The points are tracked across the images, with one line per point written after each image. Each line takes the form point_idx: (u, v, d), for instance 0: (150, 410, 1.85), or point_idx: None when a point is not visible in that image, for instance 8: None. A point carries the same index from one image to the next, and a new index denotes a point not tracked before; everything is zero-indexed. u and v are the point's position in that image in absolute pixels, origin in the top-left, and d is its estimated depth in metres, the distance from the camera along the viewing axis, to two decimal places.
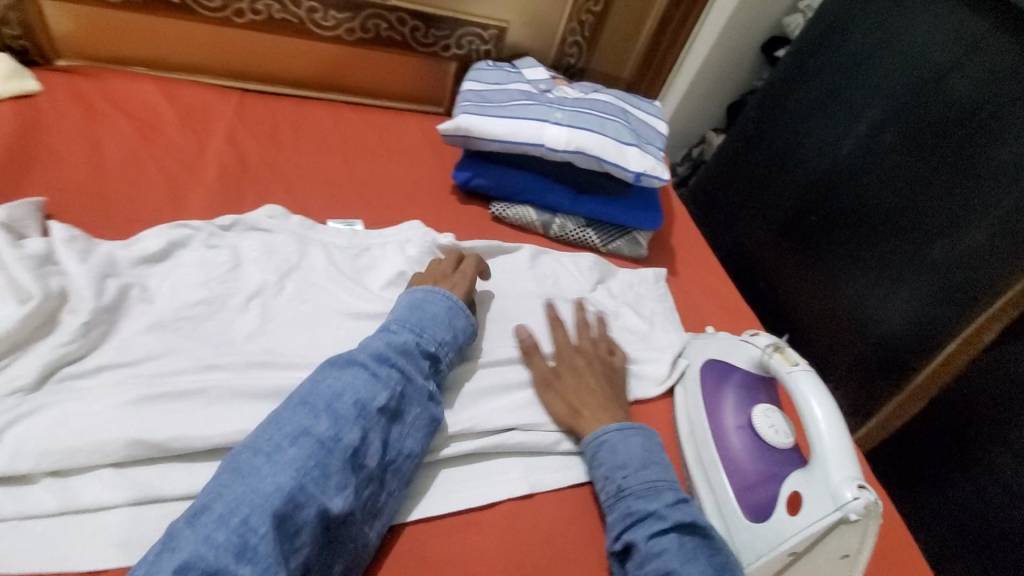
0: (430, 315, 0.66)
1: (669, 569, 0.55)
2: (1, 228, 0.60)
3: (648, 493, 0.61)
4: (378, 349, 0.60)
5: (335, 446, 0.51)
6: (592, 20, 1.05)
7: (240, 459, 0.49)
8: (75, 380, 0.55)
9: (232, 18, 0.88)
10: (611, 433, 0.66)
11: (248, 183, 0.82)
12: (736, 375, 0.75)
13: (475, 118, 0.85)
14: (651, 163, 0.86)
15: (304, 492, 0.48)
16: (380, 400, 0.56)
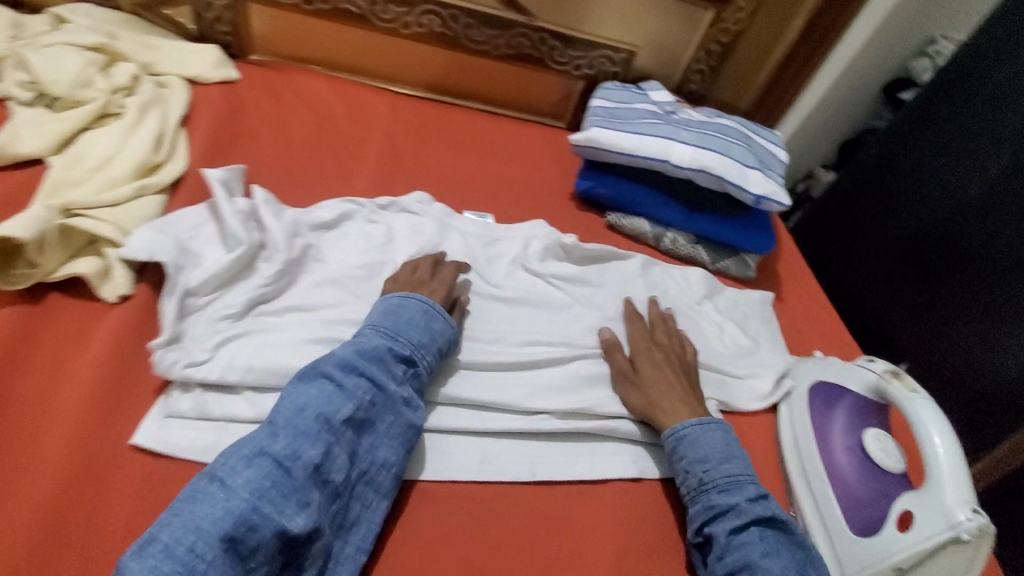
0: (404, 322, 0.66)
1: (749, 560, 0.59)
2: (219, 185, 0.73)
3: (730, 487, 0.64)
4: (345, 359, 0.59)
5: (293, 464, 0.51)
6: (719, 50, 1.10)
7: (195, 485, 0.49)
8: (268, 316, 0.65)
9: (399, 29, 1.01)
10: (690, 427, 0.69)
11: (401, 173, 0.92)
12: (848, 399, 0.77)
13: (606, 131, 0.91)
14: (772, 188, 0.89)
15: (263, 512, 0.48)
16: (344, 412, 0.56)
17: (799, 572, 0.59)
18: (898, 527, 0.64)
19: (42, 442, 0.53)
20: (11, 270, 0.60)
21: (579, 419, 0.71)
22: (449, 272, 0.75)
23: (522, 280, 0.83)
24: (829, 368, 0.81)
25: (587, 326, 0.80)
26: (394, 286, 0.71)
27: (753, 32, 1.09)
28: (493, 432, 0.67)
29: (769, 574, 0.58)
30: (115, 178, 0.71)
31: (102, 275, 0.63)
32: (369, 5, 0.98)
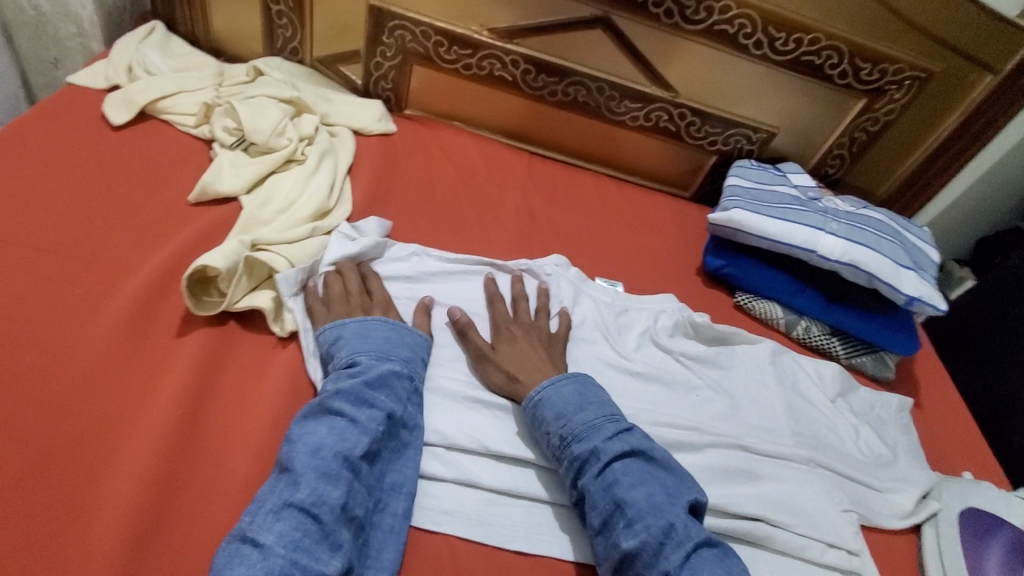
0: (383, 340, 0.66)
1: (618, 499, 0.57)
2: (347, 230, 0.79)
3: (589, 432, 0.62)
4: (353, 393, 0.60)
5: (321, 511, 0.51)
6: (864, 138, 1.08)
7: (228, 551, 0.48)
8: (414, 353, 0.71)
9: (546, 96, 1.06)
10: (544, 390, 0.66)
11: (535, 231, 0.96)
12: (1005, 533, 0.71)
13: (749, 214, 0.90)
14: (928, 291, 0.85)
15: (302, 564, 0.48)
16: (359, 447, 0.56)
17: (672, 496, 0.59)
18: None
19: (227, 469, 0.57)
20: (205, 296, 0.68)
21: (713, 517, 0.67)
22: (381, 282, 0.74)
23: (651, 356, 0.83)
24: (987, 494, 0.76)
25: (715, 412, 0.78)
26: (344, 306, 0.69)
27: (903, 123, 1.06)
28: None
29: (636, 506, 0.57)
30: (296, 219, 0.78)
31: (275, 309, 0.69)
32: (522, 73, 1.04)
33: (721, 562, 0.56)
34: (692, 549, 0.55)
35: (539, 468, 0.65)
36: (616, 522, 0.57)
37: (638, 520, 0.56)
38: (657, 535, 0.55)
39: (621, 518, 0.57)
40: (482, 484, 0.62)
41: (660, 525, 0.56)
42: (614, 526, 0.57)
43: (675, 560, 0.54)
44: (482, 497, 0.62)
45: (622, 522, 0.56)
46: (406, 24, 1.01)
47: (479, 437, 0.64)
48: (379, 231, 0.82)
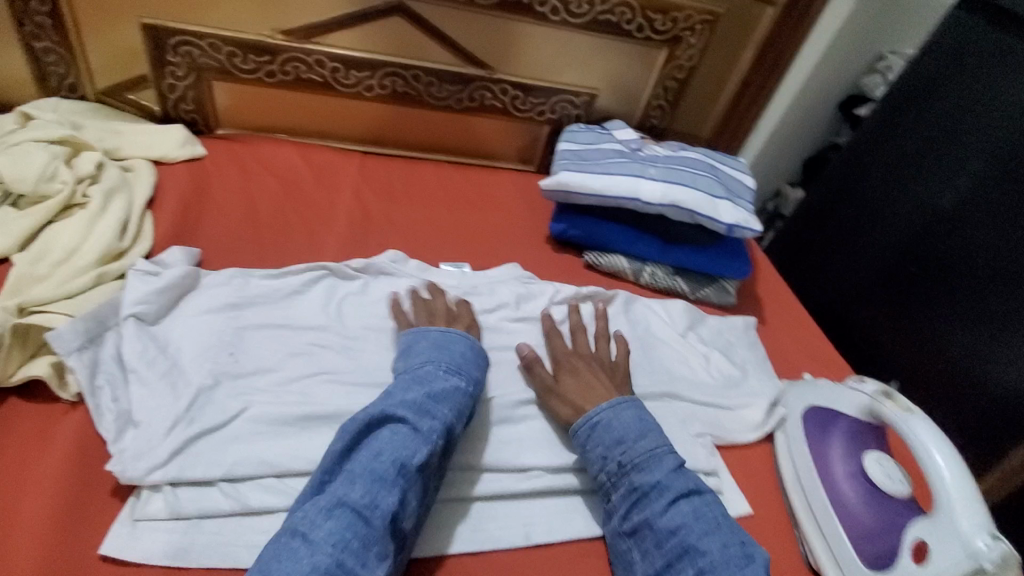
0: (461, 356, 0.67)
1: (688, 545, 0.57)
2: (150, 264, 0.72)
3: (649, 463, 0.63)
4: (416, 403, 0.60)
5: (372, 514, 0.52)
6: (676, 85, 1.14)
7: (278, 543, 0.50)
8: (234, 379, 0.65)
9: (362, 92, 1.03)
10: (604, 411, 0.66)
11: (372, 229, 0.93)
12: (843, 421, 0.72)
13: (575, 175, 0.93)
14: (743, 216, 0.90)
15: (348, 566, 0.49)
16: (420, 457, 0.56)
17: (743, 549, 0.57)
18: (914, 559, 0.58)
19: (10, 563, 0.49)
20: None
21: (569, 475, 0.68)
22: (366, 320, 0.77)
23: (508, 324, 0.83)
24: (821, 389, 0.77)
25: None
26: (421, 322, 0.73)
27: (707, 65, 1.12)
28: (481, 494, 0.64)
29: (709, 557, 0.56)
30: (79, 266, 0.70)
31: (60, 374, 0.61)
32: (331, 73, 1.00)
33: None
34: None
35: None
36: (683, 567, 0.56)
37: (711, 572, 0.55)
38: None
39: (692, 567, 0.56)
40: None
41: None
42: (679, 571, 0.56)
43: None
44: None
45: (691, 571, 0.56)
46: (191, 39, 0.94)
47: (313, 455, 0.59)
48: (188, 259, 0.76)
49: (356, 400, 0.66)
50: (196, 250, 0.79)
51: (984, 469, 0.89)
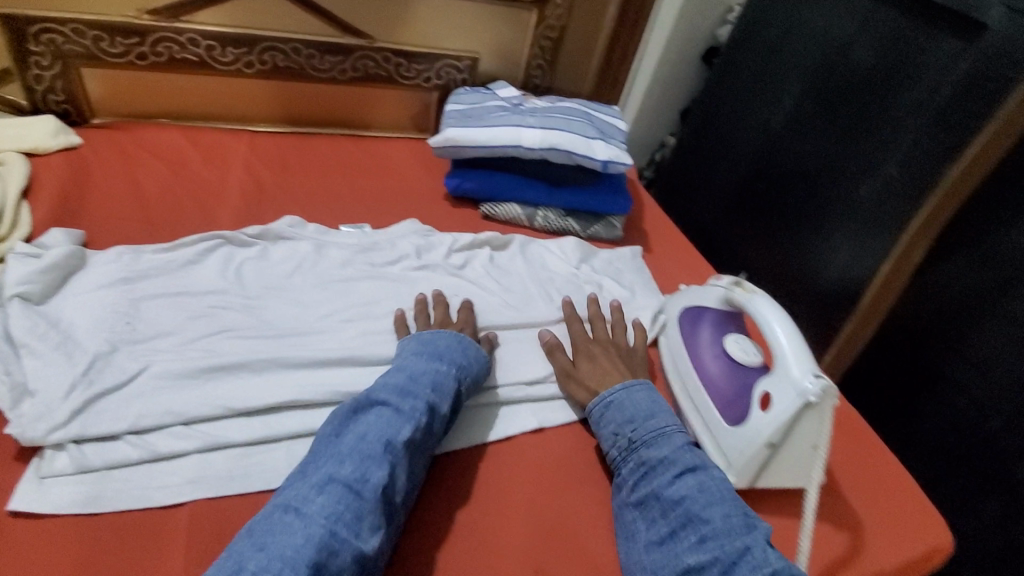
0: (443, 346, 0.70)
1: (692, 514, 0.60)
2: (30, 247, 0.72)
3: (658, 440, 0.67)
4: (399, 387, 0.64)
5: (363, 487, 0.54)
6: (551, 45, 1.21)
7: (271, 517, 0.51)
8: (132, 344, 0.66)
9: (243, 69, 1.04)
10: (617, 393, 0.71)
11: (267, 200, 0.95)
12: (709, 314, 0.82)
13: (460, 129, 0.99)
14: (615, 152, 1.00)
15: (341, 536, 0.51)
16: (404, 434, 0.59)
17: (745, 518, 0.60)
18: (760, 407, 0.68)
19: None
20: None
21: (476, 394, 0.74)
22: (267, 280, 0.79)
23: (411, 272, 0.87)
24: (687, 296, 0.87)
25: (478, 308, 0.84)
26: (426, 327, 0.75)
27: (576, 23, 1.20)
28: None
29: (710, 524, 0.59)
30: None
31: None
32: (207, 51, 1.00)
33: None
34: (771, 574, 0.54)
35: (298, 407, 0.65)
36: (686, 534, 0.59)
37: (712, 539, 0.58)
38: (731, 554, 0.56)
39: (695, 533, 0.59)
40: (229, 441, 0.60)
41: (737, 546, 0.56)
42: (682, 539, 0.59)
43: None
44: (232, 455, 0.60)
45: (694, 538, 0.59)
46: (52, 25, 0.91)
47: (219, 400, 0.62)
48: (72, 240, 0.76)
49: (261, 350, 0.68)
50: (79, 232, 0.78)
51: (828, 345, 1.02)
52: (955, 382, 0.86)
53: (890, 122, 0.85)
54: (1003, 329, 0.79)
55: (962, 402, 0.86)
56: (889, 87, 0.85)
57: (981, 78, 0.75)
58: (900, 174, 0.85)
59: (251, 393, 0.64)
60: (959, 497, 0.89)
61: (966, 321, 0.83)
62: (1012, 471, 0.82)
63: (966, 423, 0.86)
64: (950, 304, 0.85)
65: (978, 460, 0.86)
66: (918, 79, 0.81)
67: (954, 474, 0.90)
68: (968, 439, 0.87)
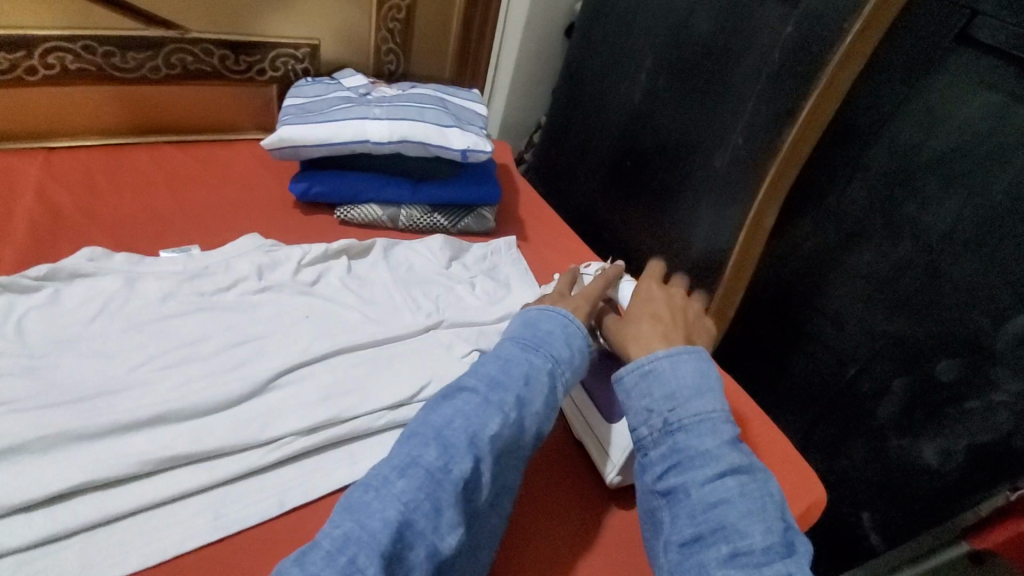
0: (544, 333, 0.64)
1: (726, 522, 0.51)
2: None
3: (702, 428, 0.57)
4: (491, 376, 0.59)
5: (445, 477, 0.50)
6: (400, 26, 1.12)
7: (352, 496, 0.49)
8: None
9: (24, 76, 0.86)
10: (662, 361, 0.61)
11: (64, 231, 0.79)
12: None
13: (297, 127, 0.88)
14: (473, 139, 0.93)
15: (413, 530, 0.47)
16: (492, 427, 0.55)
17: (784, 540, 0.51)
18: None
19: None
20: None
21: (333, 428, 0.64)
22: (61, 331, 0.66)
23: (251, 297, 0.76)
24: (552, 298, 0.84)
25: (332, 329, 0.75)
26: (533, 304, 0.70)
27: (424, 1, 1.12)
28: (224, 479, 0.58)
29: (749, 540, 0.50)
30: None
31: None
32: None
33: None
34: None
35: (92, 490, 0.54)
36: (716, 543, 0.50)
37: (747, 555, 0.49)
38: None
39: (726, 544, 0.50)
40: (4, 549, 0.49)
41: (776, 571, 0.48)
42: (710, 547, 0.50)
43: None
44: (6, 563, 0.49)
45: (724, 549, 0.50)
46: None
47: None
48: None
49: (47, 423, 0.56)
50: None
51: None
52: (814, 336, 0.91)
53: (734, 91, 0.80)
54: (849, 284, 0.85)
55: (825, 354, 0.91)
56: (730, 53, 0.80)
57: (809, 42, 0.70)
58: (745, 143, 0.79)
59: (30, 480, 0.52)
60: (829, 443, 0.96)
61: (822, 278, 0.88)
62: (872, 413, 0.88)
63: (833, 375, 0.91)
64: (808, 262, 0.89)
65: (846, 407, 0.91)
66: (753, 44, 0.76)
67: (823, 421, 0.96)
68: (836, 389, 0.92)
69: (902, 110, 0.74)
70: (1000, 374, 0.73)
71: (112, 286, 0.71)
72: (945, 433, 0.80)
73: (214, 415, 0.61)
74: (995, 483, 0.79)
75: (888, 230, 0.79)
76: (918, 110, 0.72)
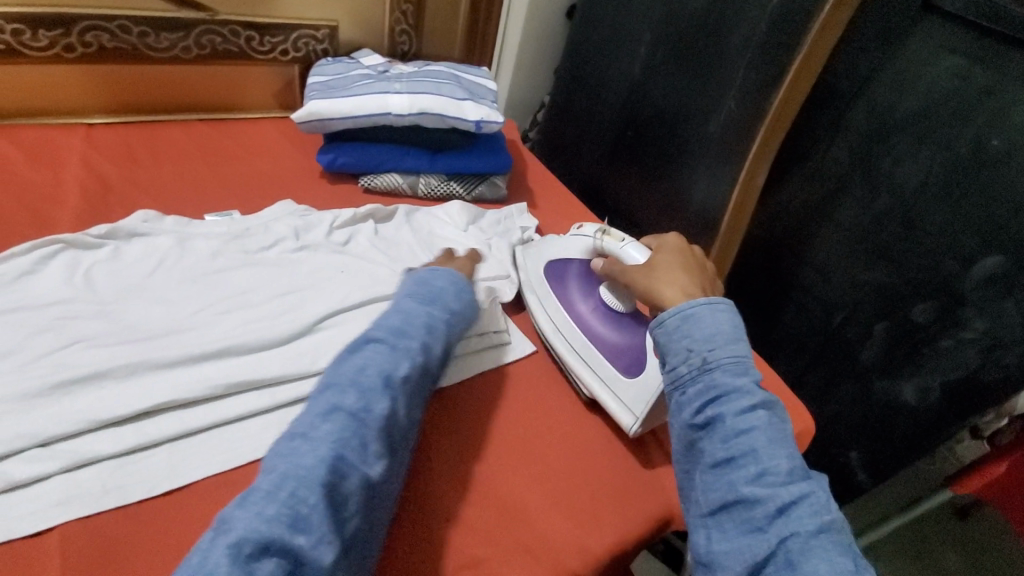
0: (436, 289, 0.73)
1: (756, 448, 0.54)
2: None
3: (736, 367, 0.58)
4: (395, 328, 0.66)
5: (365, 416, 0.57)
6: (412, 9, 1.19)
7: (282, 446, 0.53)
8: None
9: (63, 53, 0.92)
10: (701, 307, 0.61)
11: (115, 198, 0.86)
12: (572, 267, 0.87)
13: (324, 101, 0.95)
14: (486, 111, 1.00)
15: (347, 459, 0.53)
16: (401, 370, 0.62)
17: (804, 465, 0.54)
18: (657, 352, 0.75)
19: None
20: None
21: None
22: (125, 280, 0.72)
23: (292, 255, 0.83)
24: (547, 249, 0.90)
25: (367, 282, 0.82)
26: (423, 265, 0.79)
27: None
28: (284, 402, 0.66)
29: (774, 465, 0.53)
30: None
31: None
32: (14, 36, 0.87)
33: (848, 547, 0.49)
34: (827, 522, 0.50)
35: (171, 410, 0.61)
36: (745, 465, 0.53)
37: (774, 476, 0.52)
38: (793, 495, 0.51)
39: (755, 466, 0.53)
40: (102, 455, 0.56)
41: (801, 489, 0.51)
42: (739, 469, 0.54)
43: (808, 523, 0.50)
44: (104, 469, 0.56)
45: (753, 470, 0.53)
46: None
47: (81, 415, 0.57)
48: None
49: (128, 355, 0.63)
50: None
51: None
52: (804, 289, 1.00)
53: (726, 61, 0.87)
54: (835, 239, 0.93)
55: (813, 304, 0.99)
56: (724, 26, 0.87)
57: (792, 11, 0.77)
58: (738, 107, 0.86)
59: (118, 401, 0.59)
60: (819, 386, 1.05)
61: (809, 230, 0.95)
62: (856, 355, 0.97)
63: (820, 322, 1.00)
64: (796, 219, 0.97)
65: (833, 351, 1.00)
66: (742, 17, 0.84)
67: (813, 366, 1.04)
68: (825, 335, 1.00)
69: (878, 75, 0.82)
70: (968, 313, 0.81)
71: (167, 243, 0.78)
72: (921, 372, 0.89)
73: (270, 350, 0.69)
74: (963, 419, 0.87)
75: (867, 184, 0.87)
76: (891, 73, 0.81)
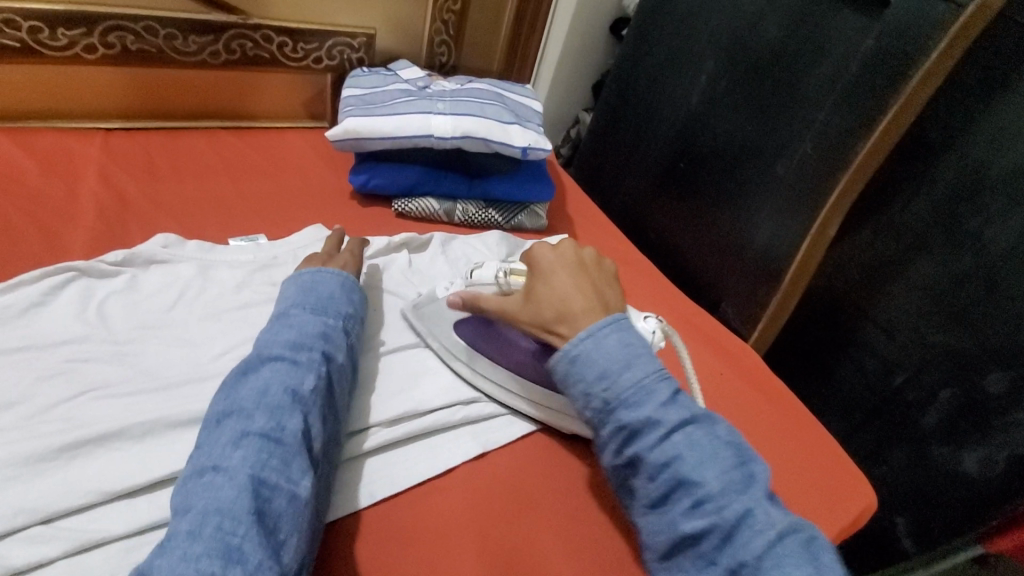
0: (326, 296, 0.67)
1: (682, 478, 0.52)
2: None
3: (639, 396, 0.54)
4: (290, 342, 0.59)
5: (281, 434, 0.51)
6: (454, 19, 1.12)
7: (190, 485, 0.47)
8: None
9: (83, 54, 0.85)
10: (582, 344, 0.57)
11: (133, 217, 0.79)
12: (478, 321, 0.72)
13: (361, 119, 0.88)
14: (534, 137, 0.93)
15: (272, 480, 0.48)
16: (309, 383, 0.56)
17: (741, 473, 0.52)
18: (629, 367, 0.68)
19: None
20: None
21: (407, 424, 0.65)
22: (142, 316, 0.66)
23: None
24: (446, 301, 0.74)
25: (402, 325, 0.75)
26: (303, 267, 0.72)
27: None
28: None
29: (705, 485, 0.51)
30: None
31: None
32: (31, 34, 0.81)
33: (806, 554, 0.48)
34: (774, 539, 0.48)
35: None
36: (679, 498, 0.52)
37: (709, 502, 0.50)
38: (730, 519, 0.49)
39: (688, 497, 0.51)
40: (112, 535, 0.49)
41: (737, 509, 0.49)
42: (676, 502, 0.52)
43: (754, 547, 0.48)
44: (114, 552, 0.49)
45: (687, 502, 0.51)
46: None
47: (91, 484, 0.51)
48: None
49: (143, 410, 0.57)
50: None
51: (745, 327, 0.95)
52: (864, 343, 0.93)
53: (803, 99, 0.81)
54: (906, 293, 0.86)
55: (873, 361, 0.93)
56: (803, 63, 0.80)
57: (886, 53, 0.71)
58: (815, 152, 0.80)
59: (133, 468, 0.52)
60: (869, 447, 0.98)
61: (877, 279, 0.89)
62: (915, 419, 0.90)
63: (877, 379, 0.93)
64: (867, 271, 0.90)
65: (890, 412, 0.93)
66: (827, 56, 0.77)
67: (865, 426, 0.97)
68: (882, 392, 0.93)
69: (972, 128, 0.75)
70: None
71: (189, 274, 0.72)
72: (987, 442, 0.82)
73: None
74: None
75: (948, 241, 0.80)
76: (987, 127, 0.73)
